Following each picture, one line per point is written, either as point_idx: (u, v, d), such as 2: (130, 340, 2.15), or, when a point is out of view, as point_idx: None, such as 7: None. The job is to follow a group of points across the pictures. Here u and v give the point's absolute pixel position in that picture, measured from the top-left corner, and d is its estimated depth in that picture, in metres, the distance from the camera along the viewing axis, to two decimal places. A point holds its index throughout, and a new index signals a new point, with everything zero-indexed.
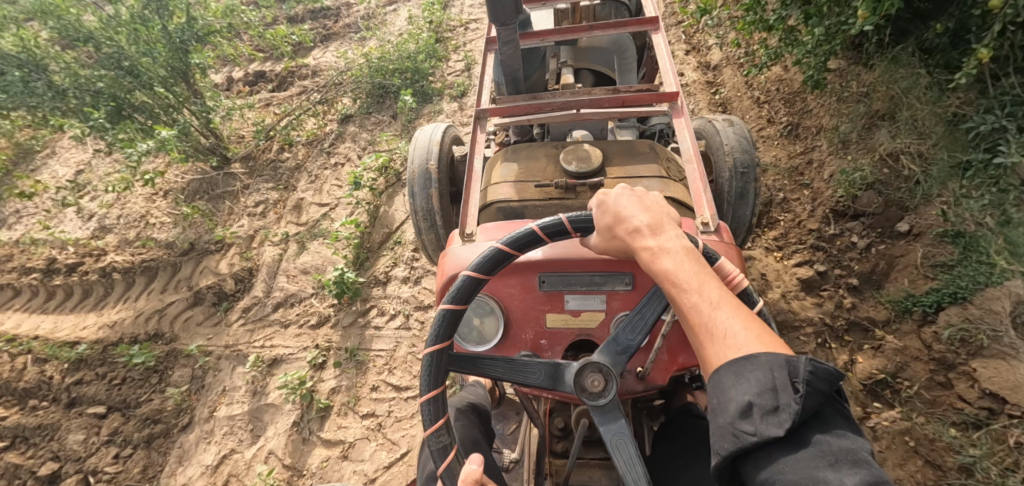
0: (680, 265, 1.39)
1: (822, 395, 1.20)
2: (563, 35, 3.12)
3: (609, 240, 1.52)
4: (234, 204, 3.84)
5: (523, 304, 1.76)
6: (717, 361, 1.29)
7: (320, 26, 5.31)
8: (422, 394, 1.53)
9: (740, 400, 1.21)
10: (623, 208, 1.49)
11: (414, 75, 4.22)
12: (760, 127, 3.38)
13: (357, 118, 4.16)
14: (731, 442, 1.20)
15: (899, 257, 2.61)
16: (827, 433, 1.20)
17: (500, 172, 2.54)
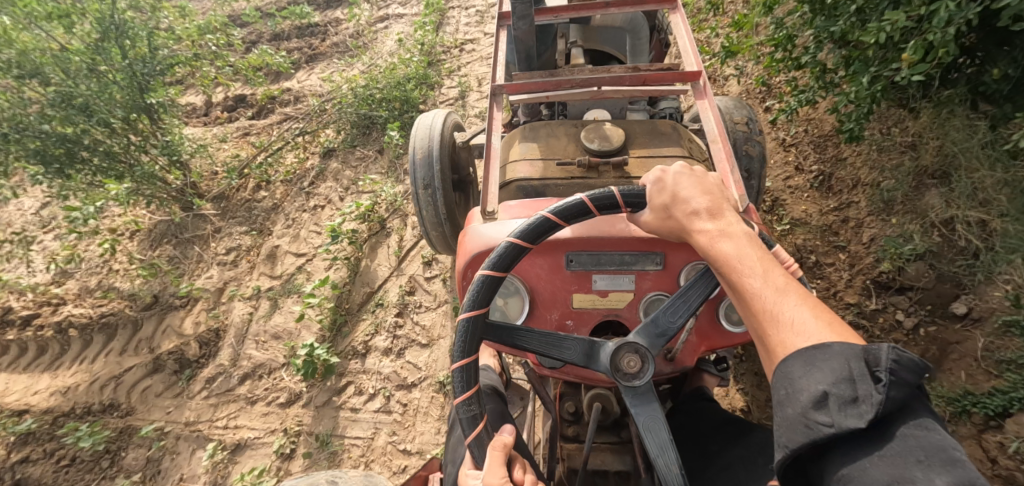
0: (738, 249, 1.38)
1: (909, 387, 1.12)
2: (577, 11, 2.90)
3: (661, 222, 1.50)
4: (203, 251, 3.49)
5: (552, 285, 1.69)
6: (786, 349, 1.26)
7: (304, 46, 5.01)
8: (454, 361, 1.49)
9: (813, 389, 1.16)
10: (680, 189, 1.49)
11: (403, 106, 3.87)
12: (787, 175, 3.00)
13: (340, 153, 3.81)
14: (804, 435, 1.15)
15: (954, 343, 2.25)
16: (908, 425, 1.12)
17: (517, 150, 2.39)
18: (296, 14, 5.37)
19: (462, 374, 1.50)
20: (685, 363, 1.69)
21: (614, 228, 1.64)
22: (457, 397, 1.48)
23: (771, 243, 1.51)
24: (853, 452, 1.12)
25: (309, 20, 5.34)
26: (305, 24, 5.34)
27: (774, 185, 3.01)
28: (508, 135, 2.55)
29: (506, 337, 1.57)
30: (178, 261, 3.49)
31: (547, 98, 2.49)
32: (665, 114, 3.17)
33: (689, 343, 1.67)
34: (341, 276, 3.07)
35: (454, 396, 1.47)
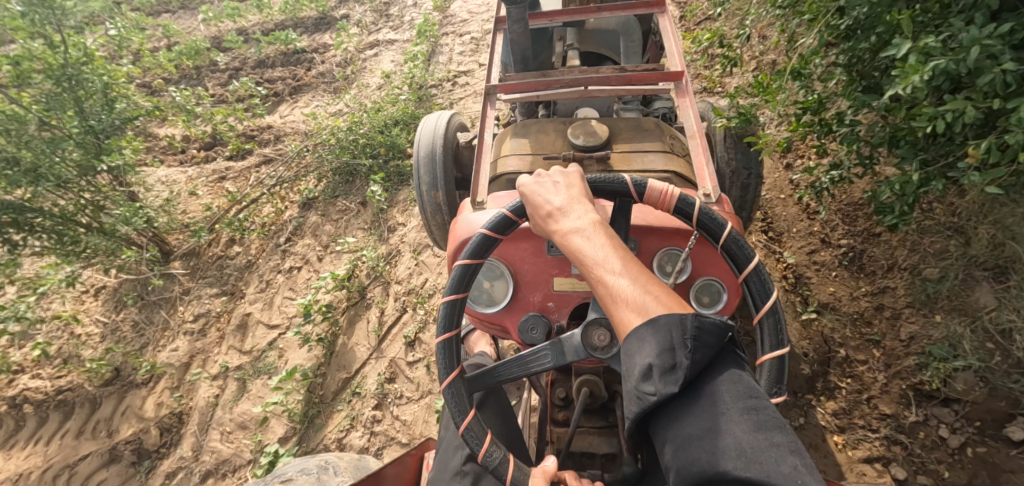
0: (588, 243, 1.46)
1: (710, 348, 1.28)
2: (569, 15, 3.08)
3: (535, 221, 1.60)
4: (170, 316, 3.21)
5: (535, 268, 1.85)
6: (625, 331, 1.35)
7: (287, 77, 4.75)
8: (459, 426, 1.59)
9: (641, 364, 1.28)
10: (539, 197, 1.59)
11: (389, 152, 3.57)
12: (811, 248, 2.66)
13: (321, 203, 3.51)
14: (637, 404, 1.28)
15: (1007, 471, 1.96)
16: (719, 381, 1.27)
17: (508, 146, 2.65)
18: (282, 41, 5.14)
19: (471, 428, 1.58)
20: None
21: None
22: (478, 454, 1.56)
23: (643, 185, 1.62)
24: (675, 412, 1.26)
25: (295, 48, 5.10)
26: (290, 51, 5.11)
27: (796, 260, 2.68)
28: (500, 133, 2.78)
29: (492, 379, 1.63)
30: (143, 328, 3.22)
31: (536, 98, 2.69)
32: (659, 114, 3.29)
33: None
34: (313, 358, 2.75)
35: (474, 456, 1.55)
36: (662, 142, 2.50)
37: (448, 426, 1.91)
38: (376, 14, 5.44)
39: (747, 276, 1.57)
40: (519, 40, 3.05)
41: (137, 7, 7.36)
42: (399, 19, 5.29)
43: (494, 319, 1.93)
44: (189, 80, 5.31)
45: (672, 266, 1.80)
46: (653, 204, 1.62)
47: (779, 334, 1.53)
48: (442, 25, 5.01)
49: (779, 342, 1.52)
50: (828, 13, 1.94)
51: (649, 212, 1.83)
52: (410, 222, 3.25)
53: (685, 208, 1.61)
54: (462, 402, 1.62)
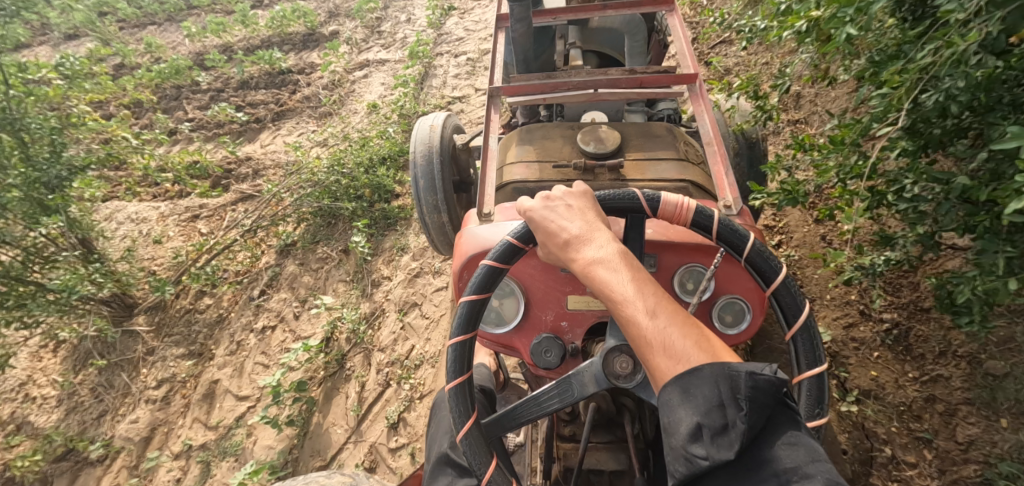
0: (613, 275, 1.21)
1: (768, 407, 1.04)
2: (574, 14, 2.91)
3: (547, 245, 1.34)
4: (132, 380, 2.91)
5: (545, 285, 1.66)
6: (661, 382, 1.11)
7: (270, 100, 4.44)
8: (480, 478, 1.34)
9: (685, 421, 1.04)
10: (550, 220, 1.34)
11: (374, 194, 3.25)
12: (848, 321, 2.33)
13: (300, 250, 3.20)
14: (682, 469, 1.03)
15: None
16: (777, 443, 1.03)
17: (513, 152, 2.37)
18: (266, 59, 4.83)
19: (495, 482, 1.33)
20: None
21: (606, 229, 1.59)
22: None
23: (656, 199, 1.38)
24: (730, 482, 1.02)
25: (280, 68, 4.80)
26: (275, 71, 4.81)
27: (830, 333, 2.35)
28: (504, 139, 2.53)
29: (511, 422, 1.40)
30: (102, 392, 2.93)
31: (543, 100, 2.48)
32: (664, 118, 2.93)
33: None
34: (284, 440, 2.46)
35: None
36: (677, 149, 2.26)
37: (439, 448, 1.67)
38: (367, 31, 5.14)
39: (776, 290, 1.35)
40: (520, 41, 2.87)
41: (121, 19, 7.08)
42: (392, 36, 4.99)
43: (502, 342, 1.73)
44: (170, 101, 5.02)
45: (694, 283, 1.59)
46: (667, 218, 1.39)
47: (817, 355, 1.31)
48: (436, 44, 4.71)
49: (820, 357, 1.31)
50: (912, 81, 1.51)
51: (666, 223, 1.61)
52: (396, 276, 2.94)
53: (704, 222, 1.37)
54: (479, 451, 1.37)
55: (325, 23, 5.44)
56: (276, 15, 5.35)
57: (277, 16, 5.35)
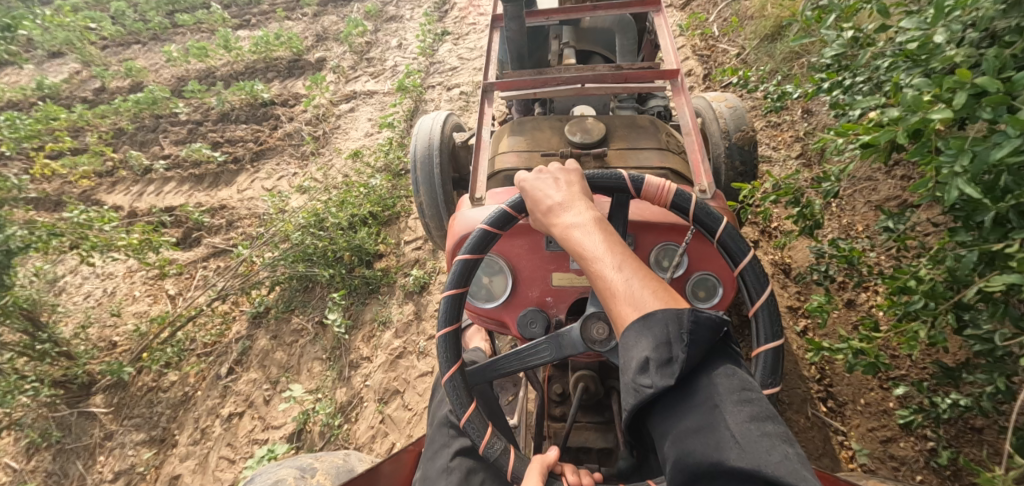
0: (587, 235, 1.27)
1: (709, 343, 1.09)
2: (567, 14, 3.18)
3: (532, 211, 1.41)
4: (87, 470, 2.65)
5: (531, 262, 1.69)
6: (619, 325, 1.16)
7: (250, 138, 4.15)
8: (459, 418, 1.45)
9: (636, 357, 1.10)
10: (539, 190, 1.40)
11: (355, 257, 2.96)
12: (889, 440, 2.02)
13: (273, 320, 2.92)
14: (631, 398, 1.09)
15: None
16: (715, 372, 1.09)
17: (505, 142, 2.46)
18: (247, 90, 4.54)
19: (472, 421, 1.44)
20: None
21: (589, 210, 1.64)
22: (478, 446, 1.43)
23: (640, 181, 1.46)
24: (671, 409, 1.07)
25: (262, 100, 4.50)
26: (257, 103, 4.52)
27: (867, 451, 2.04)
28: (496, 130, 2.65)
29: (493, 372, 1.51)
30: (54, 483, 2.66)
31: (534, 96, 2.63)
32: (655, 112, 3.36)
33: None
34: None
35: (474, 448, 1.41)
36: (659, 139, 2.37)
37: (437, 415, 1.70)
38: (356, 57, 4.85)
39: (743, 271, 1.42)
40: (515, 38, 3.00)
41: (106, 36, 6.85)
42: (381, 64, 4.70)
43: (490, 317, 1.76)
44: (148, 133, 4.76)
45: (669, 261, 1.60)
46: (650, 200, 1.46)
47: (775, 330, 1.38)
48: (428, 74, 4.41)
49: (779, 333, 1.37)
50: None
51: (642, 204, 1.64)
52: (376, 357, 2.66)
53: (683, 205, 1.45)
54: (461, 394, 1.48)
55: (312, 48, 5.15)
56: (261, 40, 5.06)
57: (261, 41, 5.06)
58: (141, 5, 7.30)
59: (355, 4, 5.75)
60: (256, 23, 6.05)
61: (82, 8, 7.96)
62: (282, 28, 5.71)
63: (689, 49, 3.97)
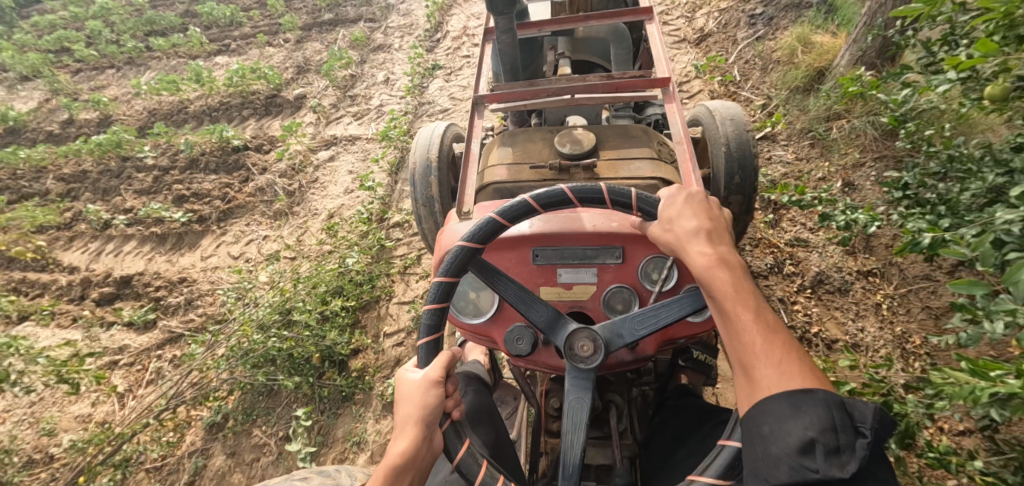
0: (741, 285, 1.31)
1: (876, 443, 1.12)
2: (559, 25, 3.22)
3: (662, 232, 1.45)
4: None
5: (519, 276, 1.72)
6: (767, 391, 1.18)
7: (216, 194, 3.70)
8: (439, 273, 1.49)
9: (801, 434, 1.11)
10: (686, 217, 1.43)
11: (325, 358, 2.56)
12: None
13: (231, 434, 2.51)
14: (789, 474, 1.10)
15: None
16: (873, 474, 1.11)
17: (497, 156, 2.55)
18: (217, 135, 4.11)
19: (440, 282, 1.49)
20: (646, 351, 1.69)
21: (581, 223, 1.72)
22: (427, 301, 1.48)
23: None
24: None
25: (234, 146, 4.07)
26: (228, 149, 4.09)
27: None
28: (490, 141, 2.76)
29: (487, 272, 1.54)
30: None
31: (524, 108, 2.73)
32: (651, 121, 3.74)
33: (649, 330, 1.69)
34: None
35: (426, 297, 1.46)
36: (651, 148, 2.43)
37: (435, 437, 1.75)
38: (339, 93, 4.42)
39: None
40: (508, 51, 3.09)
41: (79, 59, 6.45)
42: (366, 103, 4.27)
43: (478, 332, 1.76)
44: (112, 178, 4.33)
45: (658, 274, 1.66)
46: None
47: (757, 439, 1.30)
48: (416, 117, 3.99)
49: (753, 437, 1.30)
50: None
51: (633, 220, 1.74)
52: None
53: None
54: (459, 263, 1.51)
55: (294, 81, 4.74)
56: (237, 73, 4.64)
57: (238, 74, 4.65)
58: (118, 25, 6.88)
59: (341, 30, 5.33)
60: (236, 48, 5.64)
61: (61, 26, 7.58)
62: (262, 56, 5.30)
63: (706, 94, 3.51)
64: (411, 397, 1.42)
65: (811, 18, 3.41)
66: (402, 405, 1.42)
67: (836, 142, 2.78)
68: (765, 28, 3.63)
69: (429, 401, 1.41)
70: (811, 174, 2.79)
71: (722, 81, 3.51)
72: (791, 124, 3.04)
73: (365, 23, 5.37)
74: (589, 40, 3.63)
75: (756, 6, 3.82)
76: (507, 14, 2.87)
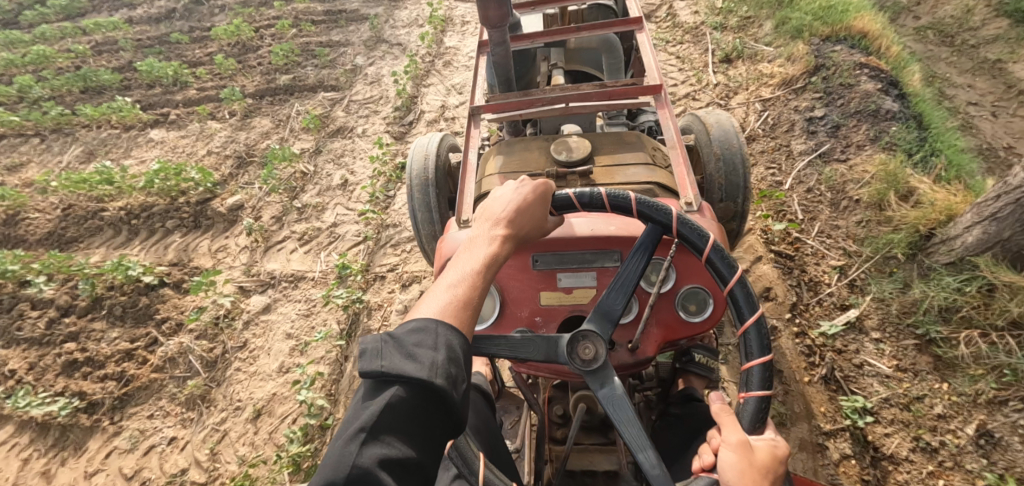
0: None
1: None
2: (552, 37, 2.89)
3: (746, 471, 1.20)
4: None
5: (518, 280, 1.61)
6: None
7: (111, 369, 2.79)
8: (642, 199, 1.42)
9: None
10: (779, 471, 1.23)
11: None
12: None
13: None
14: None
15: None
16: None
17: (492, 164, 2.32)
18: (121, 275, 3.16)
19: (642, 203, 1.42)
20: (647, 353, 1.57)
21: (574, 229, 1.58)
22: (607, 192, 1.44)
23: None
24: None
25: (143, 285, 3.14)
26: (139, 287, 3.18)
27: None
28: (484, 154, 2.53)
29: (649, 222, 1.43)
30: None
31: (518, 117, 2.45)
32: (646, 128, 3.10)
33: (651, 333, 1.58)
34: None
35: (635, 195, 1.42)
36: (645, 153, 2.24)
37: None
38: (284, 200, 3.49)
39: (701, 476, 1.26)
40: (501, 64, 2.65)
41: None
42: (317, 218, 3.34)
43: None
44: None
45: (657, 274, 1.57)
46: None
47: None
48: (376, 247, 3.06)
49: None
50: None
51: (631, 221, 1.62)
52: None
53: None
54: (656, 214, 1.42)
55: (234, 179, 3.83)
56: (165, 172, 3.72)
57: (166, 174, 3.73)
58: (48, 78, 5.91)
59: (296, 103, 4.42)
60: (175, 119, 4.74)
61: None
62: (203, 135, 4.39)
63: (758, 235, 2.61)
64: (520, 197, 1.45)
65: (899, 141, 2.55)
66: (507, 202, 1.44)
67: (961, 359, 1.98)
68: (830, 139, 2.75)
69: (537, 210, 1.45)
70: (924, 403, 1.96)
71: (784, 226, 2.58)
72: (885, 303, 2.20)
73: (326, 93, 4.46)
74: (581, 52, 3.23)
75: (814, 105, 2.95)
76: (500, 27, 2.41)
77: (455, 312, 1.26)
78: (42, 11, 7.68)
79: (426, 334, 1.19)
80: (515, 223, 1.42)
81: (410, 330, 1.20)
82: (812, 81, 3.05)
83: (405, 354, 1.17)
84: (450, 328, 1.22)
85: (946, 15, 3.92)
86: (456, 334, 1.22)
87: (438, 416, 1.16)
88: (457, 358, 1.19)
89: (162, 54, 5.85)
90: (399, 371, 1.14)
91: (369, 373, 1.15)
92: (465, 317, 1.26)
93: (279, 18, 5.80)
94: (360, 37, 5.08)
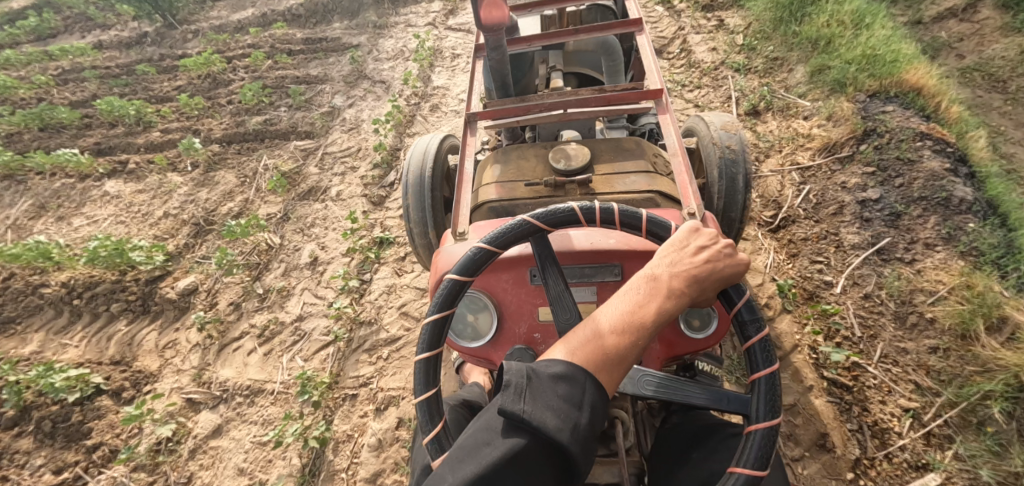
0: None
1: None
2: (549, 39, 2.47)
3: None
4: None
5: (518, 296, 1.58)
6: None
7: None
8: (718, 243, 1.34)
9: None
10: None
11: None
12: None
13: None
14: None
15: None
16: None
17: (488, 174, 1.98)
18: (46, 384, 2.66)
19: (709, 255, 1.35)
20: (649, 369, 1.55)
21: (572, 241, 1.56)
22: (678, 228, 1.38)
23: None
24: None
25: (73, 396, 2.64)
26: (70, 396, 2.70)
27: None
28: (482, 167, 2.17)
29: None
30: None
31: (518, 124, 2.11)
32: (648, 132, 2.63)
33: (653, 349, 1.55)
34: None
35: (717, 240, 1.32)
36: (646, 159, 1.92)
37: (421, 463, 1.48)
38: (245, 281, 3.04)
39: None
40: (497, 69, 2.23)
41: None
42: (281, 308, 2.88)
43: (476, 356, 1.63)
44: None
45: None
46: None
47: None
48: (348, 351, 2.61)
49: None
50: None
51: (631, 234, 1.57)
52: None
53: None
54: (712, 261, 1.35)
55: (189, 251, 3.37)
56: (111, 246, 3.23)
57: (112, 247, 3.24)
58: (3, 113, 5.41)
59: (265, 154, 3.94)
60: (133, 169, 4.28)
61: None
62: (161, 191, 3.90)
63: (806, 353, 2.17)
64: (702, 254, 1.29)
65: (980, 246, 2.09)
66: (691, 256, 1.29)
67: None
68: (889, 230, 2.28)
69: (722, 278, 1.29)
70: None
71: (842, 355, 2.09)
72: (976, 473, 1.75)
73: (299, 141, 3.98)
74: (578, 55, 2.74)
75: (865, 182, 2.47)
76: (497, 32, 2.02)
77: (603, 366, 1.20)
78: (9, 31, 7.14)
79: (571, 387, 1.15)
80: (697, 284, 1.27)
81: (558, 377, 1.16)
82: (862, 150, 2.57)
83: (547, 405, 1.13)
84: (595, 387, 1.17)
85: (996, 54, 3.40)
86: (599, 396, 1.17)
87: (557, 475, 1.13)
88: (595, 425, 1.15)
89: (127, 86, 5.37)
90: (540, 423, 1.10)
91: (508, 412, 1.12)
92: (610, 373, 1.20)
93: (253, 47, 5.31)
94: (340, 72, 4.60)
